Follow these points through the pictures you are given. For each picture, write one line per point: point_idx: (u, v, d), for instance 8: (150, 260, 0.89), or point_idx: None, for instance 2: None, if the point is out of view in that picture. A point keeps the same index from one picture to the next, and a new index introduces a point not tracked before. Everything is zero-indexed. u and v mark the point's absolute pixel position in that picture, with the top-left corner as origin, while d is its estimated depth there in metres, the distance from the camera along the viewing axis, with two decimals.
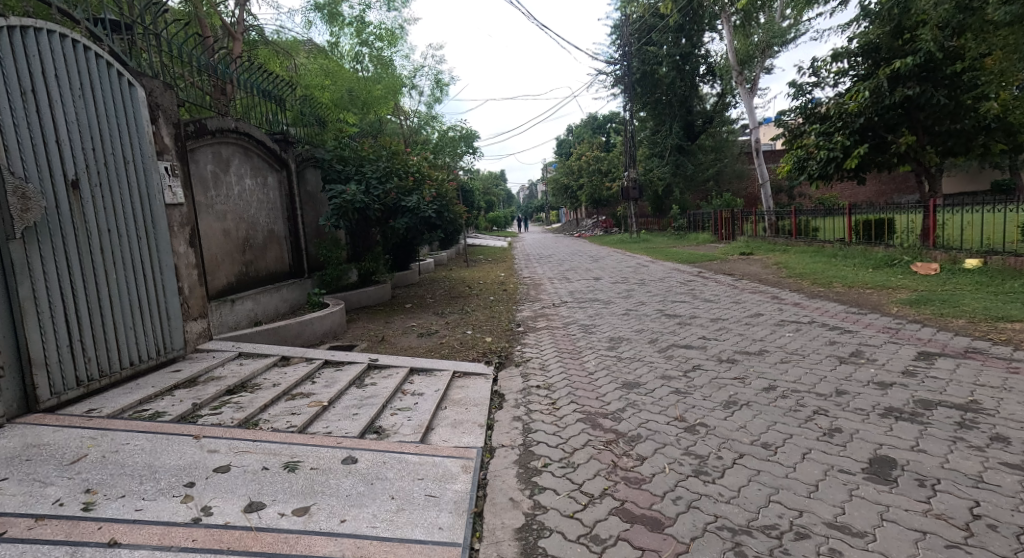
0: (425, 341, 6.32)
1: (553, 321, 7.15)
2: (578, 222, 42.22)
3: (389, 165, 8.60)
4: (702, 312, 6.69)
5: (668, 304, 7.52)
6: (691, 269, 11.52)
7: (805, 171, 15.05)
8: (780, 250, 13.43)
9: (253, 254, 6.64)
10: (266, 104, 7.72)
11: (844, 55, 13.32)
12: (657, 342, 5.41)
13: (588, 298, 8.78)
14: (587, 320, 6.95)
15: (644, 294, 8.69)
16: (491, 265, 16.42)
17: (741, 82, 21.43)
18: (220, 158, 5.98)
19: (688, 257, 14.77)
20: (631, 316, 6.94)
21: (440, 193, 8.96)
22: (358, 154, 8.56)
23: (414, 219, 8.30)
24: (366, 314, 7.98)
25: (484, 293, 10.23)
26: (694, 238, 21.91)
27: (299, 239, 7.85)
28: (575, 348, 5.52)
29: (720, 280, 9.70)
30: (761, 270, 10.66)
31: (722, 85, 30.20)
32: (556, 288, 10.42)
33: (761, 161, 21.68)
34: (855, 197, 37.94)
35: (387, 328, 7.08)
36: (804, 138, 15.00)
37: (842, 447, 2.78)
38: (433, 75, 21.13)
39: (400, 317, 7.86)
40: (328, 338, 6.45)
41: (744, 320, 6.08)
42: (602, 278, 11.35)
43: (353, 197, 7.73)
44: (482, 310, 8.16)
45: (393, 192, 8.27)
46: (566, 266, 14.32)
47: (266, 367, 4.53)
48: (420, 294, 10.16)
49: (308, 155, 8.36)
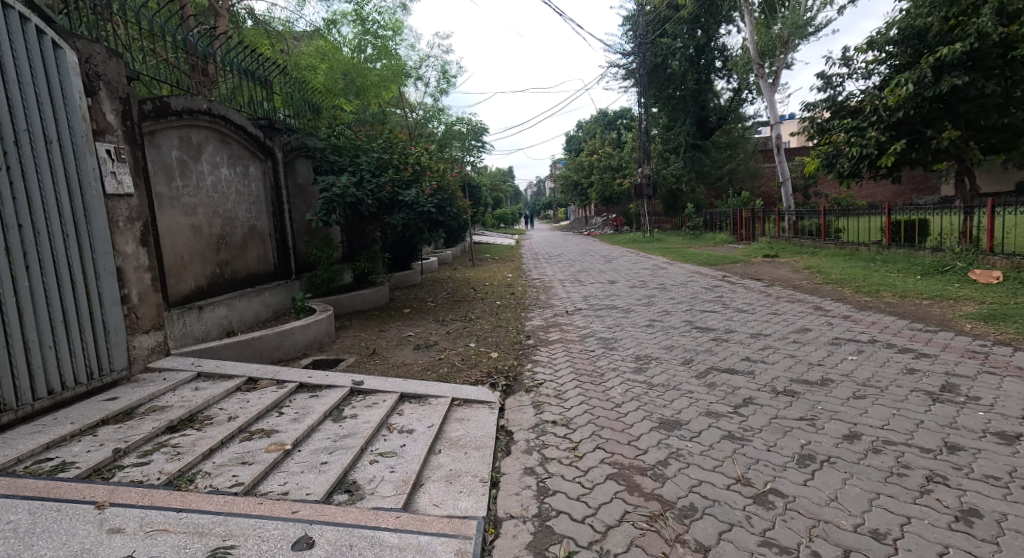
0: (422, 355, 5.54)
1: (568, 332, 6.36)
2: (587, 220, 41.32)
3: (386, 156, 7.82)
4: (738, 326, 5.88)
5: (696, 314, 6.72)
6: (714, 273, 10.67)
7: (834, 168, 14.08)
8: (807, 254, 12.53)
9: (229, 253, 5.88)
10: (251, 87, 6.96)
11: (881, 43, 12.52)
12: (692, 365, 4.60)
13: (605, 304, 7.98)
14: (607, 332, 6.16)
15: (666, 301, 7.88)
16: (498, 265, 15.61)
17: (762, 75, 20.48)
18: (189, 143, 5.21)
19: (707, 259, 13.88)
20: (656, 328, 6.15)
21: (443, 187, 8.17)
22: (353, 143, 7.81)
23: (412, 215, 7.51)
24: (360, 320, 7.22)
25: (491, 297, 9.45)
26: (711, 238, 20.98)
27: (286, 236, 7.09)
28: (595, 370, 4.73)
29: (749, 286, 8.86)
30: (792, 274, 9.81)
31: (738, 79, 29.22)
32: (568, 292, 9.62)
33: (782, 158, 20.71)
34: (872, 197, 36.86)
35: (381, 339, 6.31)
36: (833, 134, 14.07)
37: (994, 548, 1.97)
38: (440, 66, 20.37)
39: (396, 325, 7.08)
40: (312, 350, 5.68)
41: (790, 336, 5.26)
42: (618, 281, 10.54)
43: (344, 192, 6.98)
44: (488, 318, 7.38)
45: (389, 186, 7.49)
46: (577, 267, 13.54)
47: (227, 393, 3.76)
48: (421, 298, 9.39)
49: (298, 143, 7.61)
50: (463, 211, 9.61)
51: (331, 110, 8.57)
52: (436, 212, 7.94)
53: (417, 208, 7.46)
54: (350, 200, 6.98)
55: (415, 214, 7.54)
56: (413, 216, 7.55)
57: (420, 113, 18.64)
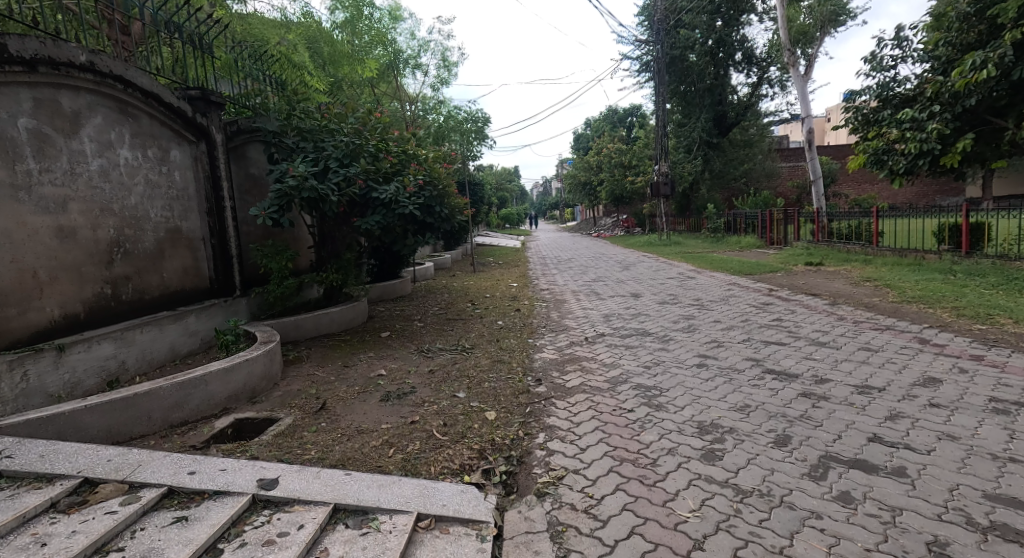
0: (391, 412, 3.97)
1: (592, 373, 4.76)
2: (595, 221, 39.87)
3: (356, 140, 6.23)
4: (829, 372, 4.27)
5: (759, 349, 5.11)
6: (755, 286, 9.08)
7: (886, 166, 12.40)
8: (858, 262, 10.91)
9: (130, 266, 4.29)
10: (185, 50, 5.41)
11: (948, 19, 10.88)
12: (795, 450, 3.00)
13: (634, 329, 6.39)
14: (645, 376, 4.58)
15: (710, 326, 6.28)
16: (501, 270, 14.05)
17: (793, 63, 18.79)
18: (54, 112, 3.65)
19: (739, 266, 12.23)
20: (713, 371, 4.54)
21: (432, 178, 6.62)
22: (319, 125, 6.24)
23: (393, 217, 5.93)
24: (324, 352, 5.67)
25: (491, 315, 7.87)
26: (734, 241, 19.29)
27: (227, 243, 5.50)
28: (641, 454, 3.13)
29: (809, 305, 7.26)
30: (853, 289, 8.21)
31: (758, 73, 27.57)
32: (585, 309, 8.03)
33: (813, 154, 19.02)
34: (893, 198, 35.14)
35: (342, 381, 4.76)
36: (883, 126, 12.40)
37: None
38: (440, 52, 18.80)
39: (367, 358, 5.51)
40: (242, 401, 4.10)
41: (918, 395, 3.65)
42: (642, 295, 8.95)
43: (302, 187, 5.38)
44: (488, 348, 5.82)
45: (361, 178, 5.89)
46: (591, 275, 11.96)
47: (22, 521, 2.20)
48: (409, 316, 7.84)
49: (250, 125, 6.04)
50: (458, 211, 8.03)
51: (298, 86, 7.02)
52: (422, 211, 6.37)
53: (397, 209, 5.88)
54: (310, 197, 5.37)
55: (395, 216, 5.96)
56: (393, 219, 5.96)
57: (417, 106, 17.19)
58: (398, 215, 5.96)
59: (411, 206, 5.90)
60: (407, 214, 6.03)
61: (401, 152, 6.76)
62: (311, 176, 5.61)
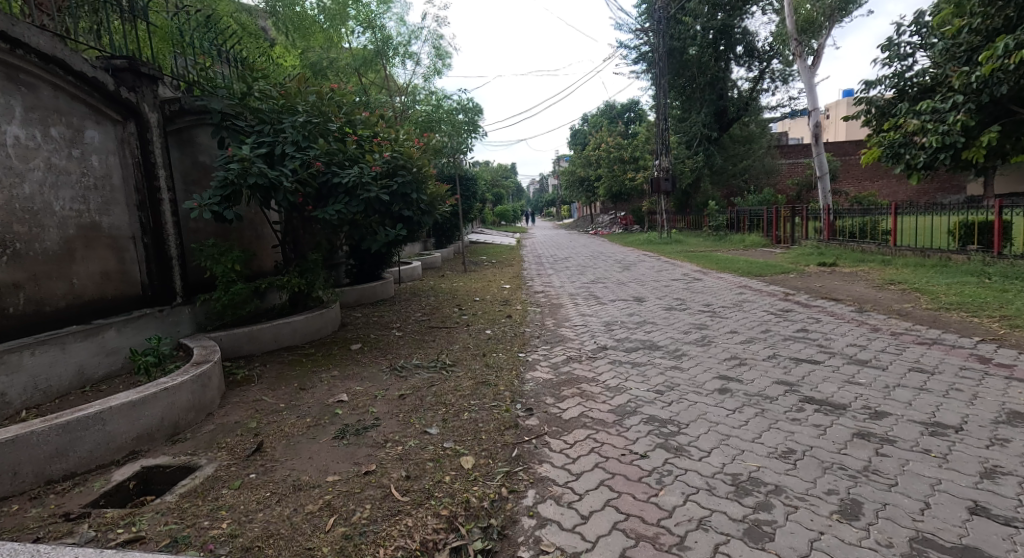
0: (343, 457, 3.16)
1: (593, 401, 3.97)
2: (592, 218, 39.08)
3: (317, 121, 5.43)
4: (883, 403, 3.49)
5: (791, 369, 4.33)
6: (769, 291, 8.33)
7: (902, 160, 11.68)
8: (875, 263, 10.16)
9: (19, 272, 3.52)
10: (114, 15, 4.63)
11: (969, 4, 9.99)
12: (872, 528, 2.22)
13: (640, 341, 5.61)
14: (658, 404, 3.80)
15: (725, 338, 5.52)
16: (494, 270, 13.28)
17: (800, 54, 18.07)
18: None
19: (746, 267, 11.47)
20: (740, 400, 3.76)
21: (404, 160, 5.87)
22: (277, 105, 5.43)
23: (356, 203, 5.20)
24: (279, 370, 4.86)
25: (479, 322, 7.07)
26: (738, 240, 18.51)
27: (166, 240, 4.68)
28: (663, 530, 2.35)
29: (833, 312, 6.51)
30: (878, 295, 7.48)
31: (760, 67, 26.88)
32: (583, 316, 7.24)
33: (820, 150, 18.31)
34: (894, 196, 34.48)
35: (293, 410, 3.95)
36: (901, 117, 11.67)
37: None
38: (433, 41, 18.04)
39: (330, 378, 4.71)
40: (159, 441, 3.28)
41: (1009, 439, 2.88)
42: (645, 299, 8.17)
43: (249, 173, 4.59)
44: (472, 366, 5.02)
45: (320, 161, 5.17)
46: (590, 277, 11.18)
47: None
48: (387, 324, 7.03)
49: (197, 106, 5.20)
50: (440, 201, 7.29)
51: (260, 63, 6.23)
52: (392, 198, 5.63)
53: (360, 193, 5.16)
54: (259, 183, 4.58)
55: (360, 203, 5.24)
56: (357, 207, 5.23)
57: (406, 97, 16.54)
58: (363, 201, 5.23)
59: (376, 189, 5.18)
60: (373, 201, 5.30)
61: (370, 134, 6.00)
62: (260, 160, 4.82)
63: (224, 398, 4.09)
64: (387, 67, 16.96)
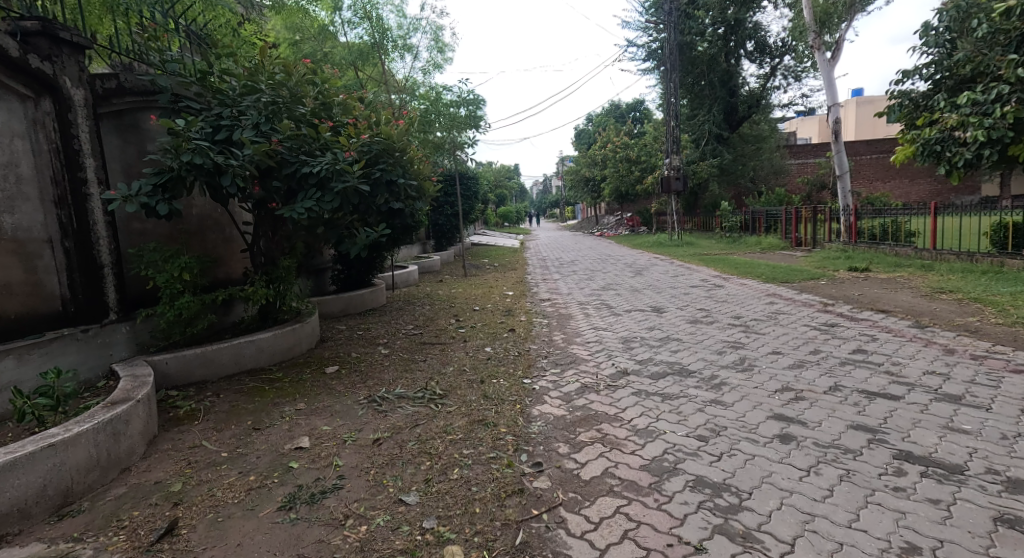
0: (287, 546, 2.31)
1: (619, 453, 3.12)
2: (597, 220, 38.21)
3: (286, 103, 4.61)
4: (1011, 466, 2.63)
5: (864, 408, 3.45)
6: (802, 300, 7.46)
7: (942, 158, 10.80)
8: (915, 269, 9.27)
9: None
10: None
11: None
12: None
13: (667, 365, 4.75)
14: (703, 460, 2.95)
15: (768, 360, 4.65)
16: (496, 275, 12.44)
17: (818, 46, 17.19)
18: None
19: (769, 272, 10.61)
20: (811, 455, 2.90)
21: (387, 147, 5.08)
22: (239, 83, 4.60)
23: (329, 197, 4.36)
24: (234, 403, 4.02)
25: (478, 337, 6.24)
26: (753, 241, 17.65)
27: (94, 245, 3.86)
28: None
29: (886, 327, 5.63)
30: (929, 306, 6.60)
31: (772, 64, 26.03)
32: (596, 330, 6.41)
33: (839, 147, 17.40)
34: (906, 197, 33.45)
35: (239, 461, 3.12)
36: (938, 111, 10.77)
37: None
38: (433, 33, 17.28)
39: (293, 414, 3.88)
40: (38, 518, 2.45)
41: None
42: (664, 310, 7.32)
43: (184, 150, 3.83)
44: (467, 396, 4.18)
45: (284, 145, 4.36)
46: (599, 282, 10.34)
47: None
48: (373, 339, 6.18)
49: (143, 83, 4.37)
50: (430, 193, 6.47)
51: (226, 39, 5.43)
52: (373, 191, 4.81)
53: (333, 184, 4.34)
54: (197, 163, 3.78)
55: (335, 198, 4.40)
56: (332, 203, 4.39)
57: (404, 94, 15.78)
58: (338, 194, 4.40)
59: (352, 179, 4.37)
60: (352, 195, 4.48)
61: (350, 119, 5.18)
62: (204, 139, 4.05)
63: (150, 447, 3.21)
64: (384, 63, 16.28)
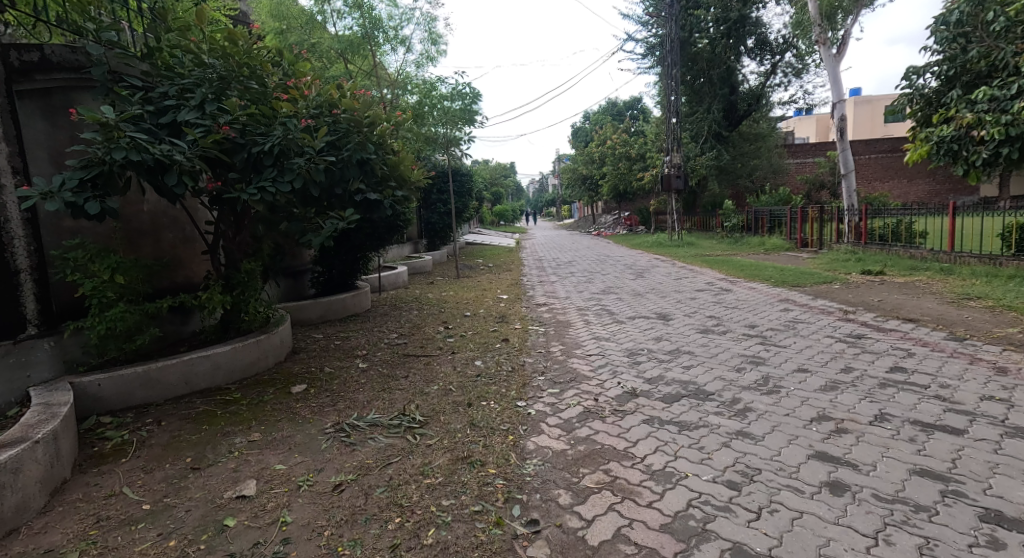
0: None
1: (632, 507, 2.54)
2: (594, 219, 37.65)
3: (237, 79, 4.09)
4: None
5: (924, 446, 2.88)
6: (819, 307, 6.91)
7: (958, 157, 10.22)
8: (933, 273, 8.75)
9: None
10: None
11: None
12: None
13: (680, 386, 4.19)
14: (738, 519, 2.38)
15: (795, 380, 4.09)
16: (490, 276, 11.87)
17: (823, 41, 16.70)
18: None
19: (777, 274, 10.08)
20: (873, 512, 2.33)
21: (350, 128, 4.64)
22: (189, 59, 4.07)
23: (285, 176, 3.89)
24: (176, 433, 3.42)
25: (468, 348, 5.66)
26: (756, 242, 17.13)
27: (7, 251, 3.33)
28: None
29: (919, 339, 5.09)
30: (960, 314, 6.06)
31: (773, 61, 25.57)
32: (598, 340, 5.84)
33: (845, 144, 16.90)
34: (905, 197, 33.03)
35: (163, 516, 2.52)
36: (952, 108, 10.21)
37: None
38: (427, 24, 16.70)
39: (245, 448, 3.27)
40: None
41: None
42: (671, 317, 6.76)
43: (115, 145, 3.18)
44: (451, 424, 3.61)
45: (233, 128, 3.84)
46: (599, 285, 9.78)
47: None
48: (352, 351, 5.59)
49: (74, 59, 3.77)
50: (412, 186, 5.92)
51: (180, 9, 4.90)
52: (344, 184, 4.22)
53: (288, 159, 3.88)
54: (134, 159, 3.16)
55: (290, 176, 3.93)
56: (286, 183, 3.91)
57: (397, 87, 15.22)
58: (297, 172, 3.95)
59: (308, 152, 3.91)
60: (309, 173, 4.06)
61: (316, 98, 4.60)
62: (138, 129, 3.43)
63: (52, 498, 2.61)
64: (375, 55, 15.71)
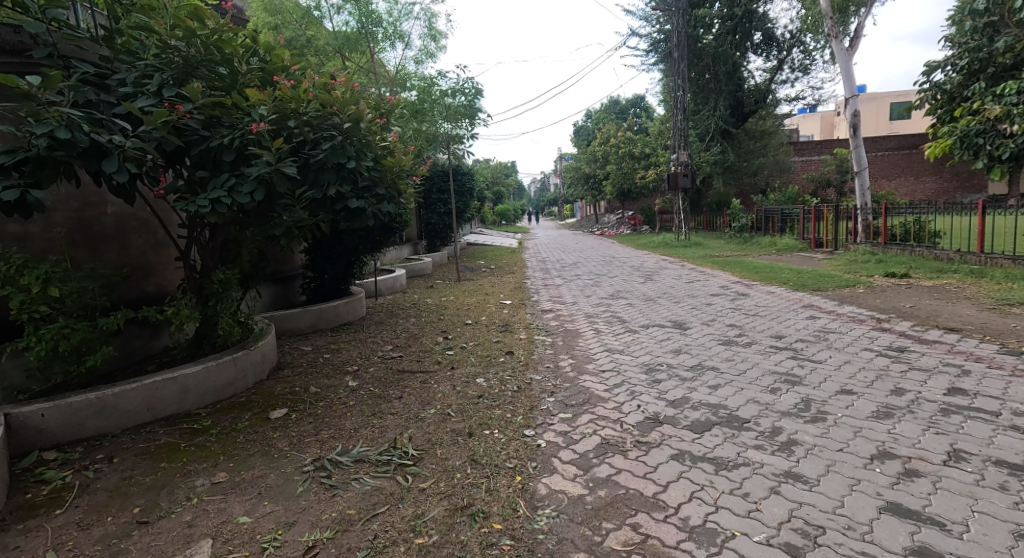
0: None
1: None
2: (597, 218, 37.07)
3: (205, 63, 3.73)
4: None
5: (1020, 497, 2.40)
6: (847, 315, 6.42)
7: (981, 152, 9.49)
8: (964, 277, 8.24)
9: None
10: None
11: None
12: None
13: (710, 411, 3.69)
14: None
15: (842, 406, 3.59)
16: (492, 279, 11.38)
17: (835, 34, 16.16)
18: None
19: (795, 277, 9.58)
20: None
21: (332, 124, 4.20)
22: (151, 41, 3.67)
23: (246, 186, 3.54)
24: (130, 473, 2.94)
25: (470, 363, 5.19)
26: (768, 242, 16.57)
27: None
28: None
29: (970, 352, 4.61)
30: (1006, 323, 5.56)
31: (779, 57, 25.00)
32: (611, 353, 5.37)
33: (858, 142, 16.34)
34: (914, 195, 32.42)
35: None
36: (976, 100, 9.40)
37: None
38: (427, 20, 16.23)
39: (208, 493, 2.78)
40: None
41: None
42: (689, 327, 6.25)
43: (42, 121, 2.76)
44: (449, 460, 3.13)
45: (195, 118, 3.49)
46: (607, 290, 9.29)
47: None
48: (342, 366, 5.10)
49: (17, 40, 3.45)
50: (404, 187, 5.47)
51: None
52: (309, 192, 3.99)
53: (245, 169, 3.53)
54: (61, 137, 2.72)
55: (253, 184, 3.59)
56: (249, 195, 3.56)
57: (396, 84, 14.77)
58: (257, 181, 3.60)
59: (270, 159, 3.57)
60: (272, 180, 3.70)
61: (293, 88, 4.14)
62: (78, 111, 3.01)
63: None
64: (373, 52, 15.23)
